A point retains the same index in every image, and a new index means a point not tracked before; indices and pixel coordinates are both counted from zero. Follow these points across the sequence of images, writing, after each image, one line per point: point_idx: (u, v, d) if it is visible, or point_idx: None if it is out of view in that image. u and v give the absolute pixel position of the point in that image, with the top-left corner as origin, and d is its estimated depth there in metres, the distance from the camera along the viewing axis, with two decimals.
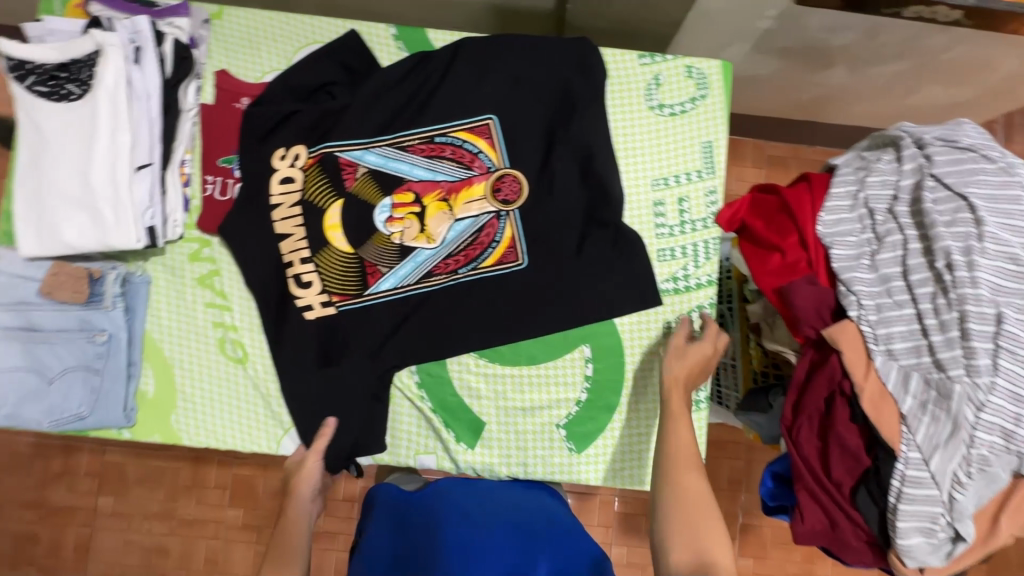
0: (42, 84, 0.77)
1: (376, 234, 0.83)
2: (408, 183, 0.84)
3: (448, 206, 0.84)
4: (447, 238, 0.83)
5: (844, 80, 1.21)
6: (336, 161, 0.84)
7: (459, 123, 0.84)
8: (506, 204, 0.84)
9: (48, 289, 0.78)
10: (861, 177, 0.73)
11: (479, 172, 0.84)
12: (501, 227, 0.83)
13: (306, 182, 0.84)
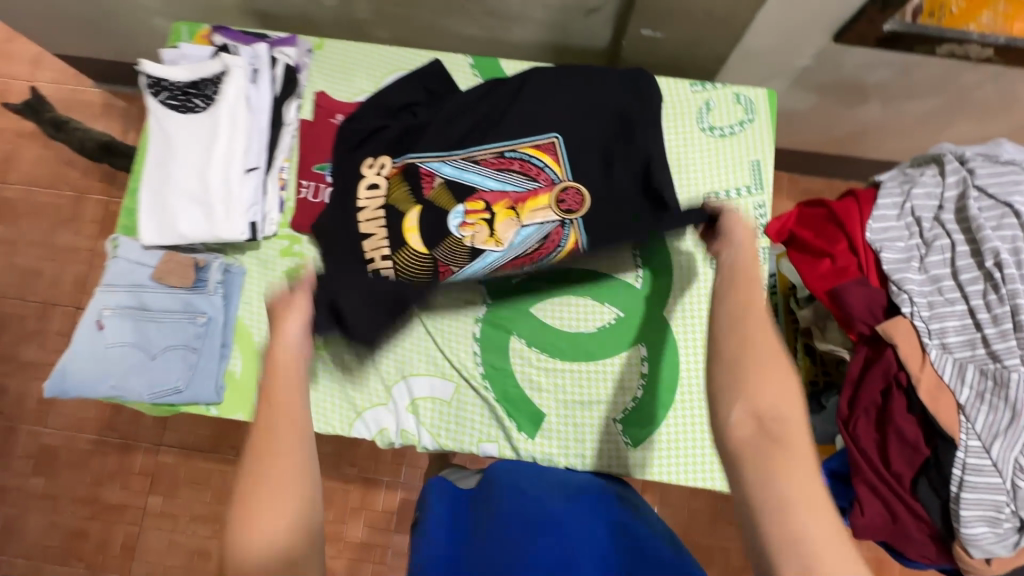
0: (174, 99, 0.89)
1: (449, 238, 0.87)
2: (479, 193, 0.88)
3: (515, 213, 0.87)
4: (515, 243, 0.87)
5: (879, 116, 1.28)
6: (415, 172, 0.90)
7: (528, 140, 0.91)
8: (569, 213, 0.88)
9: (160, 274, 0.88)
10: (907, 189, 0.78)
11: (545, 183, 0.89)
12: (566, 234, 0.88)
13: (390, 189, 0.90)
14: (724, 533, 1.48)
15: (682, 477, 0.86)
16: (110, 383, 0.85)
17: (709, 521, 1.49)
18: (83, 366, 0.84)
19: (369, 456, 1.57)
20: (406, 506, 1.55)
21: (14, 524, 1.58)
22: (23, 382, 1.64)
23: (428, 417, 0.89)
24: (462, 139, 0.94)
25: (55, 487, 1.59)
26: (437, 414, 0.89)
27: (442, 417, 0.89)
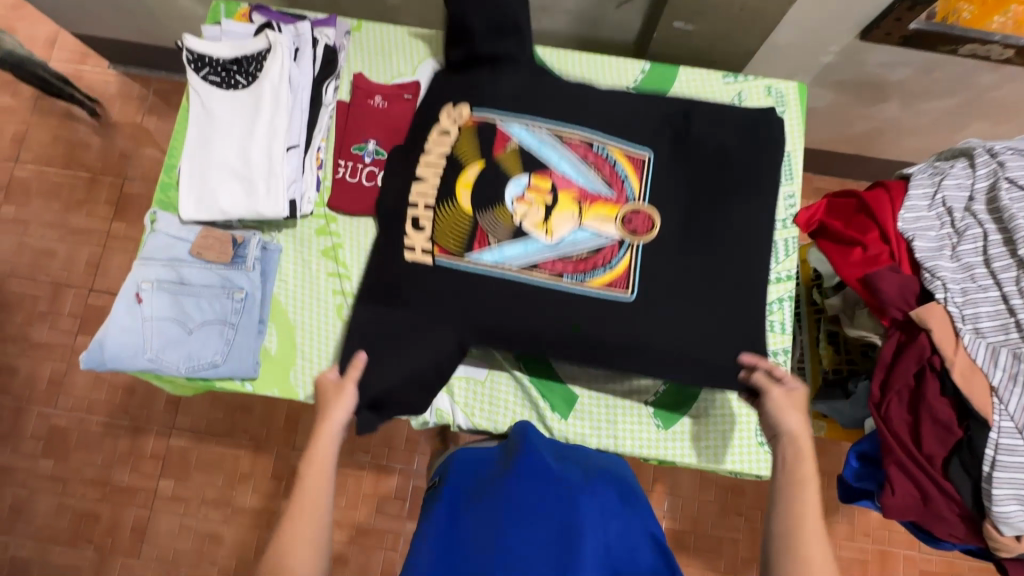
0: (215, 75, 0.91)
1: (500, 206, 0.80)
2: (550, 170, 0.81)
3: (576, 206, 0.81)
4: (566, 240, 0.80)
5: (896, 116, 1.30)
6: (492, 128, 0.83)
7: (617, 153, 0.83)
8: (636, 236, 0.80)
9: (198, 250, 0.89)
10: (938, 180, 0.81)
11: (620, 194, 0.81)
12: (620, 254, 0.80)
13: (458, 140, 0.84)
14: (734, 524, 1.50)
15: (713, 460, 0.87)
16: (147, 355, 0.85)
17: (718, 513, 1.50)
18: (121, 338, 0.85)
19: (382, 443, 1.57)
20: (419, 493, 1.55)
21: (22, 505, 1.56)
22: (34, 363, 1.63)
23: (462, 397, 0.90)
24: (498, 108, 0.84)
25: (65, 469, 1.58)
26: (471, 394, 0.90)
27: (476, 396, 0.90)
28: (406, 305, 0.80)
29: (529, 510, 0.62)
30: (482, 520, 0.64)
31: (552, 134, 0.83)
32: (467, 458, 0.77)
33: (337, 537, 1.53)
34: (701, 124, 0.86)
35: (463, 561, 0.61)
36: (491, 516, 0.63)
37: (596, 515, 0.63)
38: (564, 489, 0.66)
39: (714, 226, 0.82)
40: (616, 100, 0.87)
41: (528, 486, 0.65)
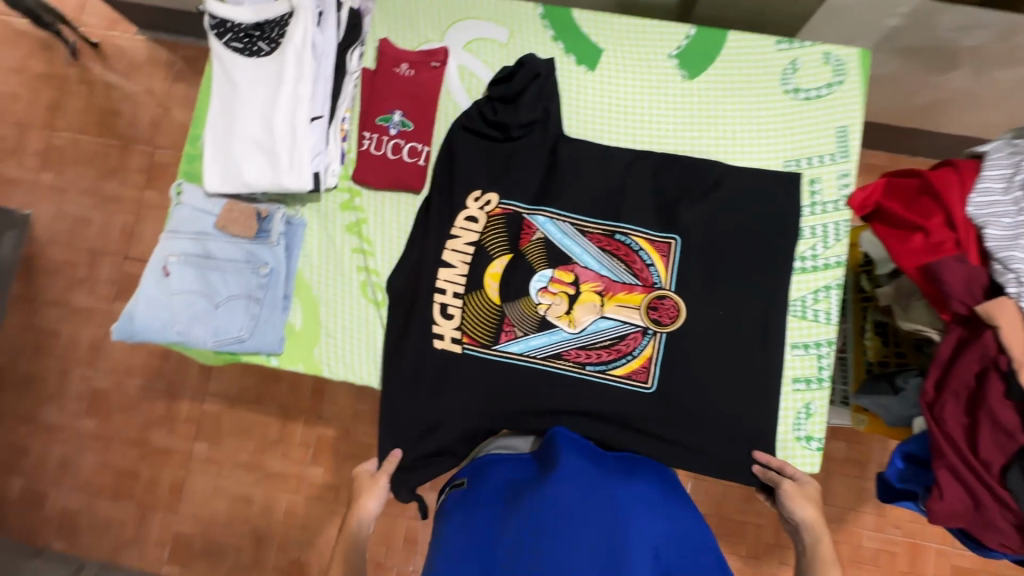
0: (237, 41, 0.87)
1: (526, 298, 0.86)
2: (572, 265, 0.86)
3: (599, 297, 0.85)
4: (588, 330, 0.85)
5: (966, 86, 1.17)
6: (519, 221, 0.87)
7: (642, 246, 0.86)
8: (659, 325, 0.84)
9: (223, 223, 0.88)
10: (1018, 161, 0.73)
11: (644, 283, 0.85)
12: (643, 343, 0.84)
13: (484, 229, 0.88)
14: (758, 510, 1.47)
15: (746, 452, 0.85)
16: (175, 328, 0.86)
17: (742, 498, 1.48)
18: (149, 311, 0.86)
19: None
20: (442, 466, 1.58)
21: (69, 461, 1.65)
22: (75, 327, 1.69)
23: None
24: (527, 190, 0.88)
25: (107, 429, 1.65)
26: None
27: None
28: (422, 382, 0.86)
29: (575, 518, 0.64)
30: (525, 531, 0.64)
31: (578, 224, 0.87)
32: (497, 459, 0.78)
33: None
34: (731, 192, 0.86)
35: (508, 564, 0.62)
36: (535, 529, 0.63)
37: (639, 516, 0.66)
38: (606, 495, 0.67)
39: (740, 314, 0.84)
40: (640, 160, 0.89)
41: (570, 494, 0.66)
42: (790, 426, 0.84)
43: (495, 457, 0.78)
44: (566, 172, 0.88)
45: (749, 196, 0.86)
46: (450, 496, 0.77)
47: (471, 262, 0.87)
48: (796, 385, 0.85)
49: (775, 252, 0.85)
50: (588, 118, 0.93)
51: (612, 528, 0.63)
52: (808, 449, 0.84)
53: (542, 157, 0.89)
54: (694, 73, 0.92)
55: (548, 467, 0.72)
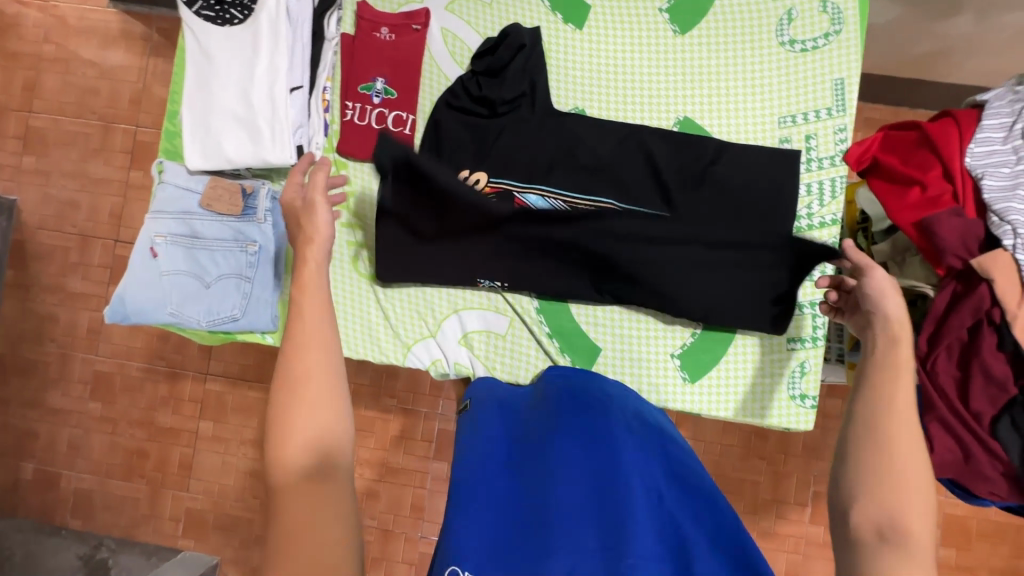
0: (209, 9, 0.84)
1: None
2: None
3: None
4: None
5: (969, 33, 1.13)
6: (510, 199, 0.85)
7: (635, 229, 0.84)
8: None
9: (208, 202, 0.86)
10: (1019, 109, 0.71)
11: None
12: None
13: None
14: (755, 468, 1.50)
15: (734, 411, 0.85)
16: (167, 310, 0.85)
17: (740, 456, 1.51)
18: (140, 294, 0.85)
19: (407, 388, 1.60)
20: (445, 436, 1.60)
21: (78, 444, 1.68)
22: (73, 313, 1.68)
23: (481, 350, 0.88)
24: (517, 167, 0.87)
25: (113, 411, 1.67)
26: (490, 347, 0.88)
27: (496, 349, 0.88)
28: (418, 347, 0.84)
29: (576, 463, 0.61)
30: (529, 478, 0.62)
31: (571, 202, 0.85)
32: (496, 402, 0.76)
33: (367, 475, 1.61)
34: (727, 166, 0.85)
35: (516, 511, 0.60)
36: (540, 472, 0.62)
37: (636, 454, 0.63)
38: (605, 441, 0.63)
39: (734, 281, 0.83)
40: (636, 132, 0.87)
41: (573, 441, 0.63)
42: (776, 381, 0.85)
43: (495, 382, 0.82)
44: (559, 146, 0.87)
45: (745, 169, 0.85)
46: (458, 420, 0.77)
47: (462, 246, 0.85)
48: (790, 344, 0.85)
49: (780, 233, 0.83)
50: (577, 86, 0.90)
51: (611, 474, 0.60)
52: (804, 407, 0.84)
53: (531, 131, 0.87)
54: (685, 35, 0.88)
55: (550, 413, 0.69)
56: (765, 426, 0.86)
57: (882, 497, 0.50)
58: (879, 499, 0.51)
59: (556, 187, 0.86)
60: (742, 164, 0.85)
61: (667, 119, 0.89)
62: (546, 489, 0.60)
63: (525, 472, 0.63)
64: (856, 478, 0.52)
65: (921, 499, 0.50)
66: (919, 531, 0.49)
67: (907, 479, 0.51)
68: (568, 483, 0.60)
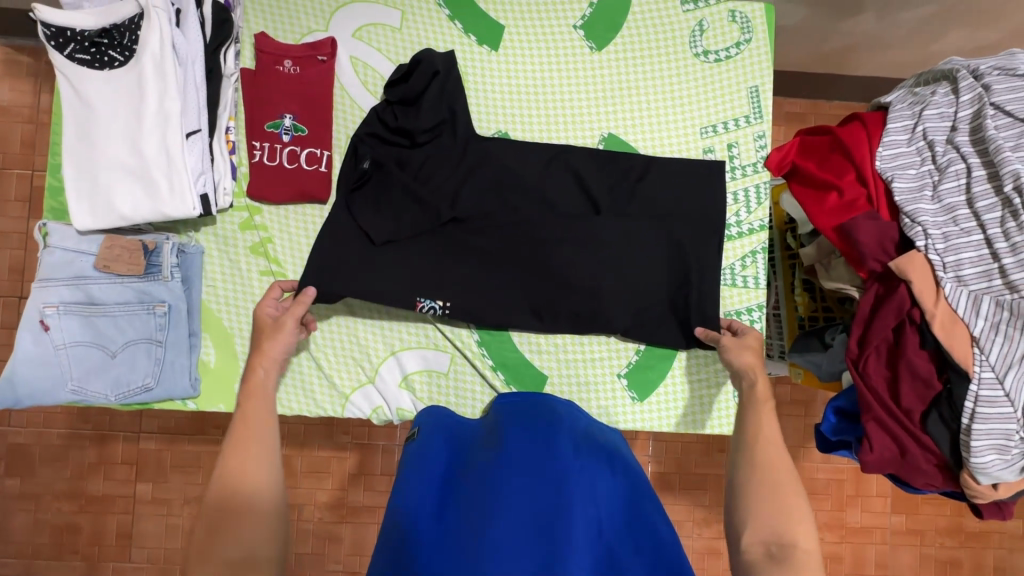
0: (83, 52, 0.76)
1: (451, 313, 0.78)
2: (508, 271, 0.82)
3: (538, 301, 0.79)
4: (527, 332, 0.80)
5: (872, 29, 1.18)
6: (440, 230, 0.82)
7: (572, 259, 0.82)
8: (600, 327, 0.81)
9: (103, 263, 0.78)
10: (919, 111, 0.74)
11: (578, 284, 0.82)
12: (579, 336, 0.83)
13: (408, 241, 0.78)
14: (716, 462, 1.53)
15: (675, 422, 0.85)
16: (68, 387, 0.77)
17: (701, 452, 1.53)
18: (34, 373, 0.76)
19: (361, 423, 1.54)
20: None
21: None
22: None
23: (423, 391, 0.85)
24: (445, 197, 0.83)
25: (34, 486, 1.52)
26: (433, 387, 0.85)
27: (439, 390, 0.85)
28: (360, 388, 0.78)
29: (517, 482, 0.59)
30: (469, 497, 0.60)
31: (505, 231, 0.83)
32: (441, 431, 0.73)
33: (326, 517, 1.53)
34: (657, 182, 0.84)
35: (453, 532, 0.57)
36: (480, 491, 0.59)
37: (583, 477, 0.62)
38: (556, 462, 0.62)
39: (662, 281, 0.83)
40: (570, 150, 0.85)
41: (515, 463, 0.61)
42: (715, 387, 0.85)
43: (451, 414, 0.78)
44: (485, 171, 0.84)
45: (674, 185, 0.84)
46: (404, 448, 0.74)
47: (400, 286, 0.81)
48: None
49: (707, 235, 0.83)
50: (498, 110, 0.87)
51: (554, 498, 0.58)
52: None
53: (454, 162, 0.84)
54: (602, 52, 0.87)
55: (497, 436, 0.68)
56: (709, 434, 0.87)
57: (767, 519, 0.62)
58: (763, 523, 0.63)
59: (488, 217, 0.83)
60: (672, 179, 0.85)
61: (592, 137, 0.87)
62: (485, 506, 0.57)
63: (464, 494, 0.61)
64: (744, 510, 0.64)
65: (802, 516, 0.62)
66: (804, 543, 0.61)
67: (787, 497, 0.64)
68: (510, 501, 0.58)
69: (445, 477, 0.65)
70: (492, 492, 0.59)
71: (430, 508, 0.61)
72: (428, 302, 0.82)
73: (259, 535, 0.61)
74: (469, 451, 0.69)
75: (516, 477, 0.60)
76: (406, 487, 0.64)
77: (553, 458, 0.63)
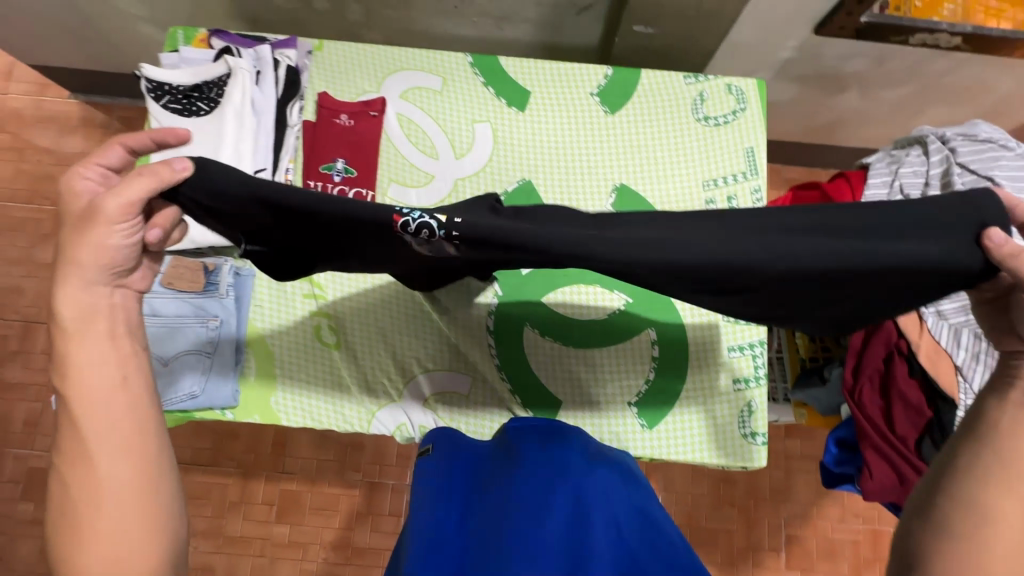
0: (176, 102, 0.90)
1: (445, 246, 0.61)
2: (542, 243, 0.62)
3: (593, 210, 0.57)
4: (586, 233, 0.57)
5: (857, 105, 1.31)
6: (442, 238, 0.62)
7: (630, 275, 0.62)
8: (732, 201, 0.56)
9: (170, 279, 0.88)
10: (895, 168, 0.84)
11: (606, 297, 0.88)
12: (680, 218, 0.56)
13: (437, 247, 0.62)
14: (727, 516, 1.51)
15: (716, 454, 0.88)
16: None
17: (711, 505, 1.52)
18: None
19: (373, 460, 1.56)
20: None
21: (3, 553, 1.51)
22: (7, 405, 1.58)
23: (446, 411, 0.90)
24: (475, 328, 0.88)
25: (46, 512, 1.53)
26: (454, 407, 0.90)
27: (460, 410, 0.90)
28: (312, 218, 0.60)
29: (535, 491, 0.65)
30: (488, 509, 0.66)
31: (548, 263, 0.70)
32: (461, 450, 0.80)
33: (331, 558, 1.51)
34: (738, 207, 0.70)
35: (475, 542, 0.62)
36: (499, 503, 0.65)
37: (595, 486, 0.67)
38: (569, 472, 0.69)
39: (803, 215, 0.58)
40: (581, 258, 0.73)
41: (530, 475, 0.67)
42: (746, 423, 0.89)
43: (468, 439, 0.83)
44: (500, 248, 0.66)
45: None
46: (417, 463, 0.80)
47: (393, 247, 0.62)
48: (737, 385, 0.90)
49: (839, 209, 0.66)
50: (523, 163, 0.99)
51: (572, 505, 0.63)
52: (755, 444, 0.88)
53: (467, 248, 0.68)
54: (615, 115, 1.00)
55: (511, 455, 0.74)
56: (754, 469, 0.89)
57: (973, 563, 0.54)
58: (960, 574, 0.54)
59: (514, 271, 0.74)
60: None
61: (606, 188, 0.98)
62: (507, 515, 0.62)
63: (483, 506, 0.67)
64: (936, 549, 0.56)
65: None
66: None
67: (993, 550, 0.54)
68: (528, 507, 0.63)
69: (465, 496, 0.71)
70: (510, 500, 0.64)
71: (453, 522, 0.67)
72: (416, 214, 0.56)
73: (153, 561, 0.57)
74: (486, 467, 0.75)
75: (532, 487, 0.66)
76: (429, 503, 0.70)
77: (568, 471, 0.69)
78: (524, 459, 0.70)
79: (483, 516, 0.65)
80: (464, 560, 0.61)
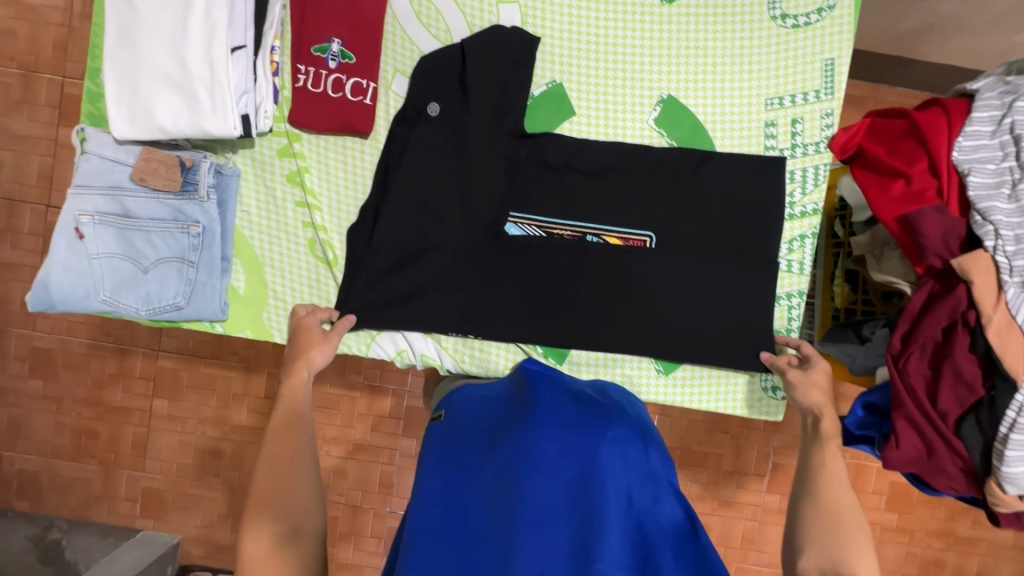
0: None
1: None
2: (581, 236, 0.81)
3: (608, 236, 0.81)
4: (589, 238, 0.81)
5: (957, 9, 1.05)
6: None
7: (616, 231, 0.81)
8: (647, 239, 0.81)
9: (141, 175, 0.77)
10: (1010, 101, 0.68)
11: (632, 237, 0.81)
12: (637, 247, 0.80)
13: None
14: (720, 441, 1.54)
15: (732, 405, 0.84)
16: (100, 297, 0.77)
17: (705, 431, 1.54)
18: (67, 279, 0.76)
19: (374, 365, 1.55)
20: (413, 412, 1.57)
21: (20, 422, 1.54)
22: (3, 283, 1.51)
23: (450, 342, 0.84)
24: (510, 115, 0.80)
25: (56, 389, 1.53)
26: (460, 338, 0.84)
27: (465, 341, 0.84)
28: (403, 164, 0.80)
29: (550, 456, 0.60)
30: (497, 469, 0.61)
31: (542, 166, 0.82)
32: (474, 396, 0.74)
33: (334, 452, 1.57)
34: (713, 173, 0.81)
35: (479, 505, 0.60)
36: (509, 465, 0.60)
37: (615, 448, 0.62)
38: (587, 429, 0.64)
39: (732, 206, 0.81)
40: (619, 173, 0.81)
41: (548, 433, 0.62)
42: (768, 377, 0.83)
43: (475, 392, 0.76)
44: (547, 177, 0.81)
45: (726, 179, 0.81)
46: (427, 431, 0.73)
47: (446, 201, 0.81)
48: None
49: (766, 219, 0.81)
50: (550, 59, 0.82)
51: (588, 475, 0.60)
52: (775, 399, 0.83)
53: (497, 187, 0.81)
54: (671, 5, 0.81)
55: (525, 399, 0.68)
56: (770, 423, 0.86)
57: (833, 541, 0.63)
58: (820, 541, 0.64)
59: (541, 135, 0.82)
60: (724, 174, 0.81)
61: (650, 100, 0.83)
62: (518, 480, 0.59)
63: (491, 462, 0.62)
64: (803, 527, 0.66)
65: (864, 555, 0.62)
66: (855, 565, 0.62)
67: (847, 528, 0.64)
68: (540, 476, 0.59)
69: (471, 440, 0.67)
70: (522, 461, 0.60)
71: (457, 472, 0.63)
72: None
73: (296, 496, 0.67)
74: (496, 411, 0.70)
75: (547, 449, 0.61)
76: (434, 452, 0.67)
77: (589, 431, 0.63)
78: (536, 415, 0.64)
79: (489, 475, 0.61)
80: (466, 520, 0.59)
